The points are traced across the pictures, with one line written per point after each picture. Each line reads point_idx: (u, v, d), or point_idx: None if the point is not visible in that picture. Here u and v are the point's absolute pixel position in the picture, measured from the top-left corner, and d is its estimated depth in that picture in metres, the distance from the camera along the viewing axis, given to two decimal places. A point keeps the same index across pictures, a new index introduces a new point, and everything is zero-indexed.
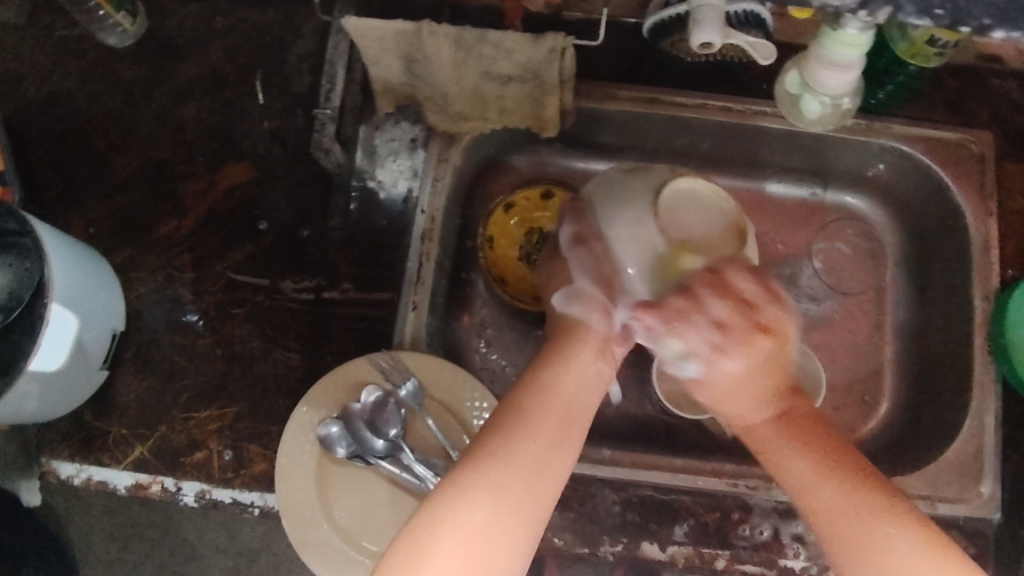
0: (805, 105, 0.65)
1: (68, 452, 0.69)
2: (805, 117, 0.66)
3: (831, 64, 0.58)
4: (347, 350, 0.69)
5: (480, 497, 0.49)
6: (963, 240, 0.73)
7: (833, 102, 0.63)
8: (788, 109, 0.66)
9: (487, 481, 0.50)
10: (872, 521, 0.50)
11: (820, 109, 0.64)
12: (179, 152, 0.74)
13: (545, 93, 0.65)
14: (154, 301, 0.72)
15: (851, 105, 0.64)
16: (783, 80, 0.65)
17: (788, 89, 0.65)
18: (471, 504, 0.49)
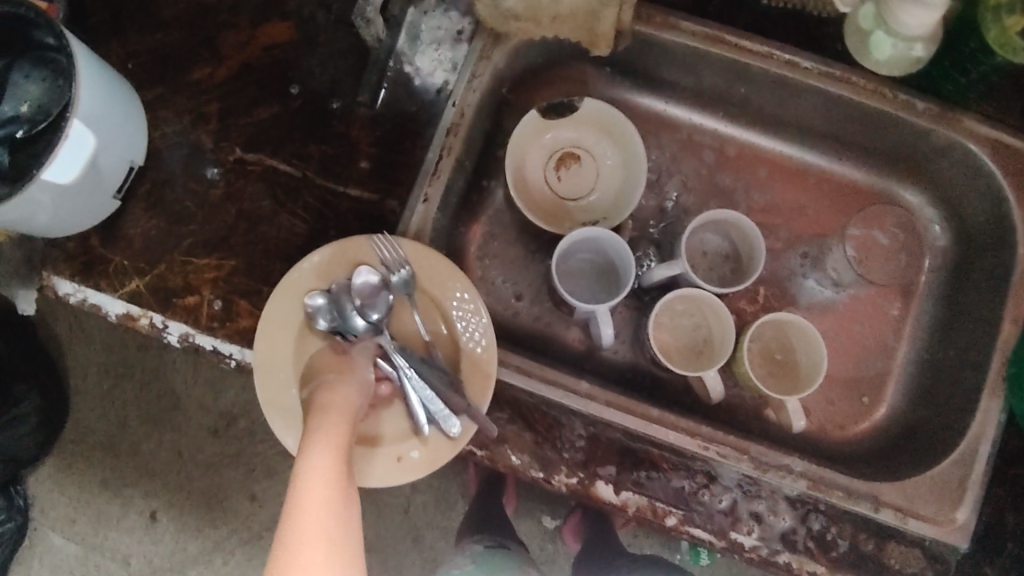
0: (875, 42, 0.65)
1: (69, 270, 0.69)
2: (872, 56, 0.66)
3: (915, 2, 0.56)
4: (351, 228, 0.69)
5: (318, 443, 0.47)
6: (1007, 258, 0.69)
7: (904, 44, 0.64)
8: (857, 44, 0.66)
9: (320, 432, 0.48)
10: None
11: (891, 50, 0.65)
12: (226, 1, 0.73)
13: (604, 4, 0.62)
14: (177, 143, 0.71)
15: (921, 53, 0.64)
16: (858, 14, 0.65)
17: (861, 21, 0.65)
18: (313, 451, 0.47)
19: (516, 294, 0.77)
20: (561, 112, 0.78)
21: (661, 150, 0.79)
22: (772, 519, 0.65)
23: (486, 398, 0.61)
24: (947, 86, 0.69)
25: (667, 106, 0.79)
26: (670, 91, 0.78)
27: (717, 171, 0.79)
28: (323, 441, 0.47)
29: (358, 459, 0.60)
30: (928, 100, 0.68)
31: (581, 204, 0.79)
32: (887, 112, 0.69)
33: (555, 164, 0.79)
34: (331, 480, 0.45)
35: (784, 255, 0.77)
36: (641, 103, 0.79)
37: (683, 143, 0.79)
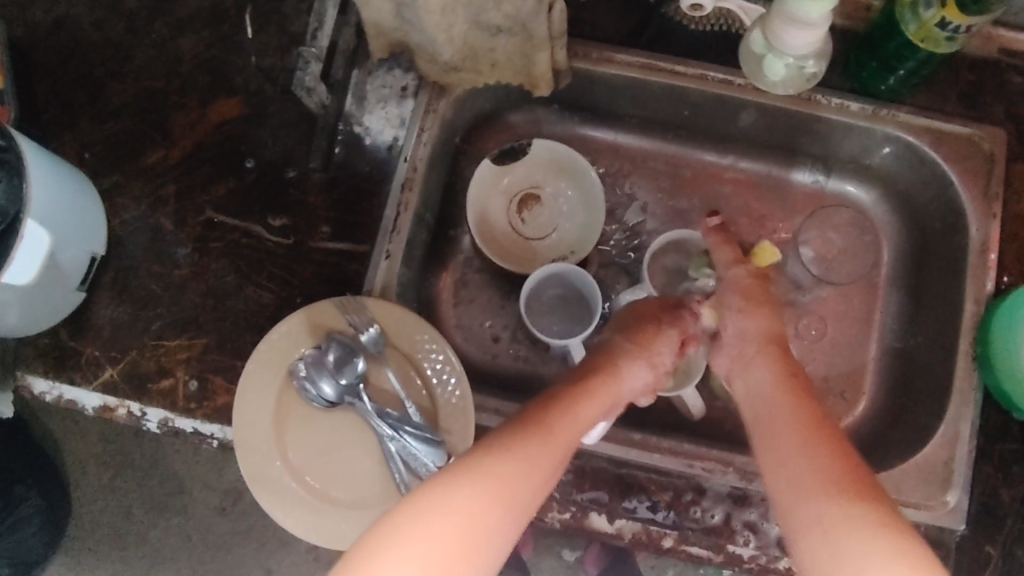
0: (768, 67, 0.64)
1: (43, 368, 0.69)
2: (767, 79, 0.65)
3: (799, 25, 0.57)
4: (319, 293, 0.70)
5: (473, 476, 0.47)
6: (961, 241, 0.70)
7: (797, 64, 0.63)
8: (752, 68, 0.65)
9: (504, 459, 0.48)
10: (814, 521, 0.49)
11: (784, 71, 0.64)
12: (173, 84, 0.74)
13: (535, 47, 0.64)
14: (137, 228, 0.72)
15: (814, 68, 0.64)
16: (750, 40, 0.64)
17: (754, 47, 0.64)
18: (471, 480, 0.47)
19: (493, 335, 0.78)
20: (512, 156, 0.80)
21: (618, 178, 0.81)
22: (766, 526, 0.65)
23: (469, 444, 0.62)
24: (882, 85, 0.70)
25: (617, 135, 0.81)
26: (618, 119, 0.80)
27: (675, 191, 0.81)
28: (488, 472, 0.47)
29: (346, 523, 0.61)
30: (862, 100, 0.70)
31: (548, 240, 0.81)
32: (825, 117, 0.71)
33: (517, 205, 0.81)
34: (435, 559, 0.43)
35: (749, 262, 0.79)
36: (590, 135, 0.81)
37: (636, 169, 0.81)
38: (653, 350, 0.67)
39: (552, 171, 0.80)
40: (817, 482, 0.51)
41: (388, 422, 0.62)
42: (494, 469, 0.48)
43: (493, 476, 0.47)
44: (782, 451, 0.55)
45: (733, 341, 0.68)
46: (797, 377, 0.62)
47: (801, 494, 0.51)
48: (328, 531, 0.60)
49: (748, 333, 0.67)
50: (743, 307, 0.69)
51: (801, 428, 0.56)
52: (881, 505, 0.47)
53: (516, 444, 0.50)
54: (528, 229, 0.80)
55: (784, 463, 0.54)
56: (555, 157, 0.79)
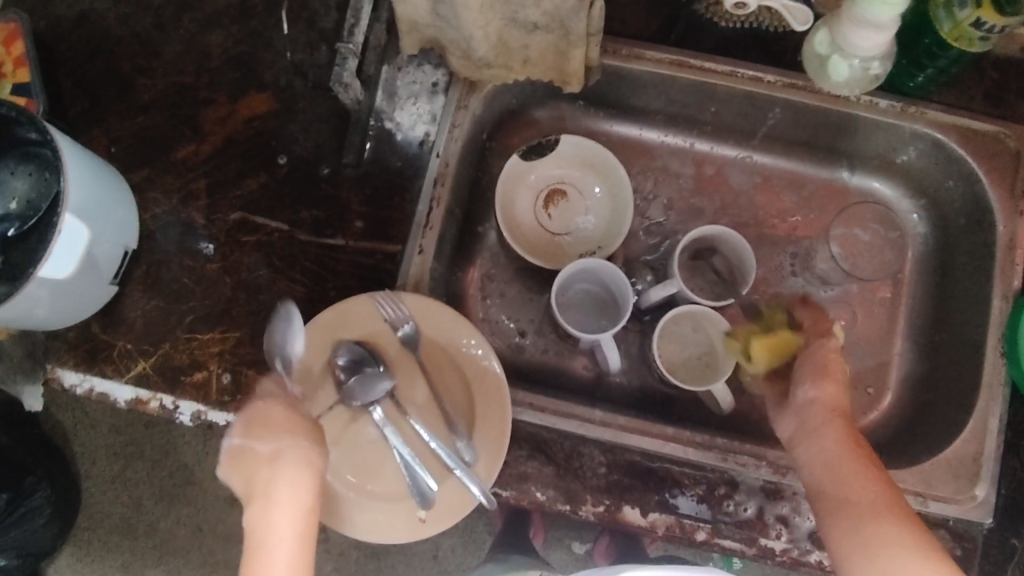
0: (833, 67, 0.65)
1: (73, 360, 0.69)
2: (831, 79, 0.66)
3: (867, 25, 0.58)
4: (351, 287, 0.70)
5: (283, 520, 0.44)
6: (988, 237, 0.71)
7: (863, 64, 0.63)
8: (815, 69, 0.66)
9: (278, 512, 0.44)
10: (915, 559, 0.45)
11: (849, 72, 0.64)
12: (203, 79, 0.74)
13: (571, 44, 0.64)
14: (168, 223, 0.72)
15: (880, 68, 0.64)
16: (813, 40, 0.65)
17: (817, 48, 0.65)
18: (274, 529, 0.43)
19: (520, 330, 0.79)
20: (540, 152, 0.80)
21: (641, 174, 0.82)
22: (798, 519, 0.65)
23: (505, 442, 0.62)
24: (909, 82, 0.71)
25: (642, 131, 0.81)
26: (644, 116, 0.80)
27: (700, 188, 0.81)
28: (287, 497, 0.45)
29: (376, 513, 0.62)
30: (891, 98, 0.71)
31: (572, 236, 0.81)
32: (855, 112, 0.72)
33: (544, 201, 0.81)
34: None
35: (773, 257, 0.80)
36: (616, 131, 0.81)
37: (661, 166, 0.82)
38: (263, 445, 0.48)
39: (580, 166, 0.80)
40: (887, 519, 0.47)
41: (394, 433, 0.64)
42: (277, 509, 0.44)
43: (288, 519, 0.44)
44: (863, 537, 0.47)
45: (798, 417, 0.57)
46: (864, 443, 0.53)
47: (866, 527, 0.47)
48: (363, 524, 0.61)
49: (810, 422, 0.55)
50: (826, 372, 0.56)
51: (894, 516, 0.47)
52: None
53: (275, 483, 0.45)
54: (558, 222, 0.81)
55: (883, 559, 0.46)
56: (584, 150, 0.79)
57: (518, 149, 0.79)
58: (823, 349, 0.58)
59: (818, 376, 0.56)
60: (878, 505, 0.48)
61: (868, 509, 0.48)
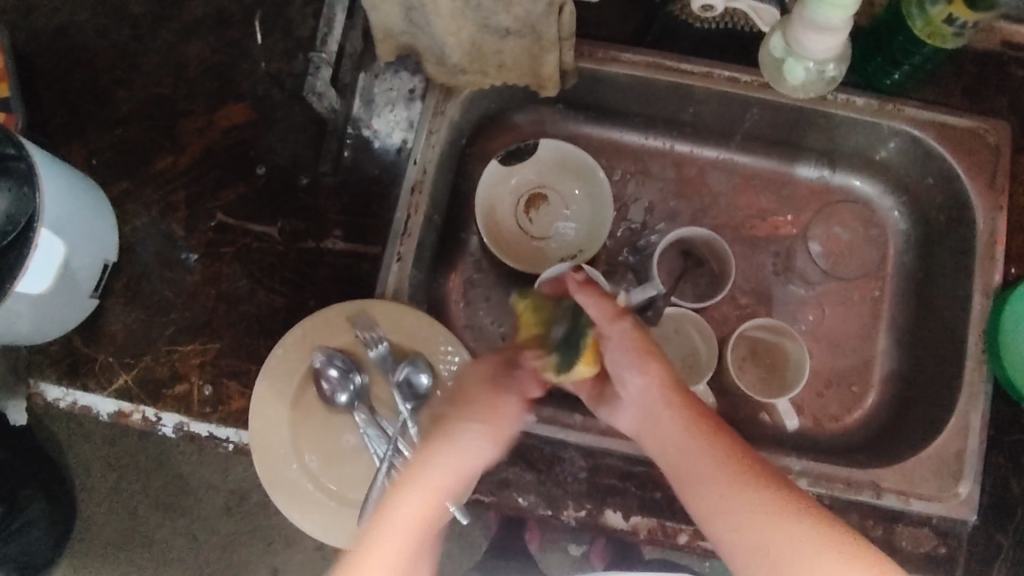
0: (788, 71, 0.65)
1: (56, 374, 0.70)
2: (787, 83, 0.66)
3: (817, 29, 0.58)
4: (331, 296, 0.71)
5: (426, 478, 0.53)
6: (969, 233, 0.71)
7: (818, 67, 0.64)
8: (772, 74, 0.66)
9: (430, 474, 0.53)
10: (784, 522, 0.50)
11: (804, 75, 0.65)
12: (180, 90, 0.74)
13: (544, 49, 0.64)
14: (148, 234, 0.72)
15: (834, 71, 0.64)
16: (768, 45, 0.65)
17: (772, 53, 0.65)
18: (404, 499, 0.52)
19: (503, 335, 0.78)
20: (519, 157, 0.80)
21: (623, 176, 0.82)
22: None
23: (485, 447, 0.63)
24: (886, 80, 0.70)
25: (623, 133, 0.81)
26: (624, 118, 0.80)
27: (681, 189, 0.81)
28: (449, 461, 0.54)
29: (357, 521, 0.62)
30: (868, 96, 0.71)
31: (554, 240, 0.81)
32: (832, 111, 0.72)
33: (525, 205, 0.81)
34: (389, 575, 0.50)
35: (756, 257, 0.80)
36: (597, 134, 0.81)
37: (642, 167, 0.81)
38: (499, 412, 0.57)
39: (558, 169, 0.80)
40: (739, 482, 0.53)
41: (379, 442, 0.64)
42: (427, 477, 0.53)
43: (423, 487, 0.53)
44: (734, 515, 0.52)
45: (636, 407, 0.59)
46: (694, 405, 0.58)
47: (727, 497, 0.52)
48: (346, 533, 0.62)
49: (652, 408, 0.58)
50: (642, 361, 0.59)
51: (733, 472, 0.53)
52: (815, 516, 0.51)
53: (439, 439, 0.55)
54: (537, 225, 0.81)
55: (742, 518, 0.51)
56: (562, 153, 0.79)
57: (496, 155, 0.78)
58: (622, 330, 0.59)
59: (626, 358, 0.59)
60: (719, 468, 0.54)
61: (711, 473, 0.54)
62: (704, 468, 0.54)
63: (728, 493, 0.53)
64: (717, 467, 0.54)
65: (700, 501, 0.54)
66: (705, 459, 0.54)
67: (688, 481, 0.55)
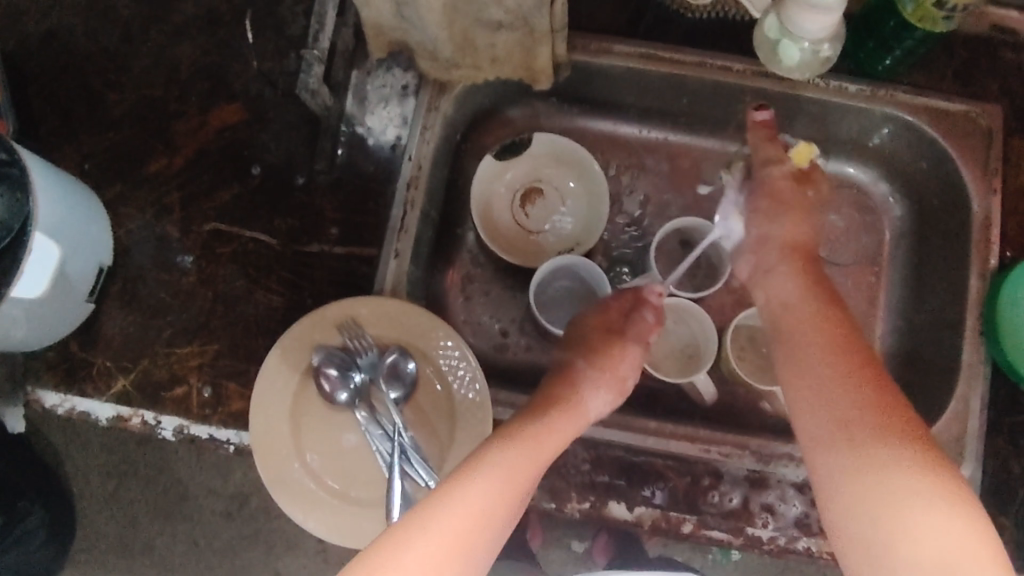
0: (783, 51, 0.65)
1: (53, 380, 0.69)
2: (783, 64, 0.66)
3: (811, 6, 0.58)
4: (329, 295, 0.70)
5: (540, 435, 0.55)
6: (964, 217, 0.71)
7: (812, 48, 0.64)
8: (767, 54, 0.66)
9: (554, 435, 0.56)
10: (878, 450, 0.48)
11: (799, 55, 0.65)
12: (172, 91, 0.74)
13: (536, 42, 0.64)
14: (143, 237, 0.72)
15: (829, 51, 0.64)
16: (763, 25, 0.65)
17: (766, 33, 0.65)
18: (514, 451, 0.53)
19: (502, 330, 0.78)
20: (513, 152, 0.80)
21: (617, 169, 0.82)
22: (783, 507, 0.65)
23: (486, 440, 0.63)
24: (879, 66, 0.71)
25: (617, 126, 0.81)
26: (618, 110, 0.80)
27: (676, 182, 0.81)
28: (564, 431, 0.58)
29: (361, 518, 0.62)
30: (860, 82, 0.71)
31: (551, 234, 0.81)
32: (824, 98, 0.72)
33: (521, 200, 0.81)
34: (490, 500, 0.49)
35: None
36: (591, 126, 0.81)
37: (637, 159, 0.82)
38: (615, 368, 0.66)
39: (553, 163, 0.80)
40: (857, 414, 0.51)
41: (379, 437, 0.64)
42: (548, 436, 0.56)
43: (544, 445, 0.55)
44: (851, 444, 0.50)
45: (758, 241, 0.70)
46: (852, 339, 0.58)
47: (836, 433, 0.51)
48: (350, 530, 0.62)
49: (787, 307, 0.63)
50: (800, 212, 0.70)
51: (871, 409, 0.51)
52: (954, 484, 0.45)
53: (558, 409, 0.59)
54: (535, 219, 0.81)
55: (847, 462, 0.49)
56: (556, 147, 0.79)
57: (489, 152, 0.79)
58: (765, 175, 0.71)
59: (773, 205, 0.70)
60: (848, 403, 0.52)
61: (834, 429, 0.52)
62: (824, 386, 0.55)
63: (829, 432, 0.52)
64: (826, 421, 0.53)
65: (810, 431, 0.53)
66: (817, 410, 0.54)
67: (801, 419, 0.55)
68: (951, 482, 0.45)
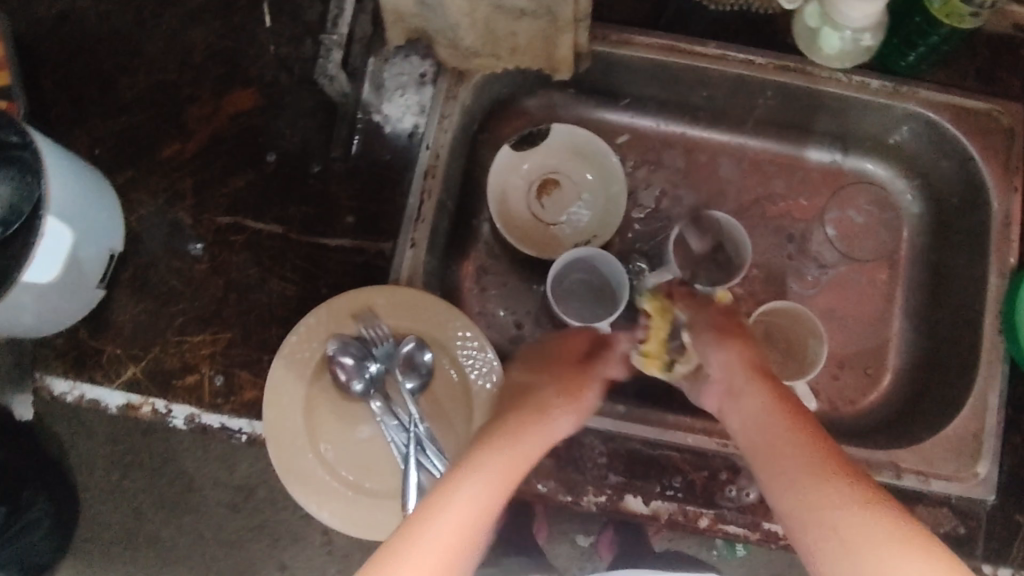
0: (823, 39, 0.67)
1: (62, 367, 0.68)
2: (822, 52, 0.68)
3: None
4: (344, 284, 0.69)
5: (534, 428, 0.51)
6: (984, 215, 0.71)
7: (853, 36, 0.66)
8: (807, 43, 0.69)
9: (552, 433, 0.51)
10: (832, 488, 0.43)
11: (839, 44, 0.67)
12: (186, 76, 0.73)
13: (558, 30, 0.63)
14: (155, 224, 0.71)
15: (869, 41, 0.66)
16: (803, 13, 0.68)
17: (808, 21, 0.68)
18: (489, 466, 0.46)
19: (516, 322, 0.78)
20: (531, 142, 0.78)
21: (634, 162, 0.81)
22: None
23: None
24: (902, 61, 0.70)
25: (634, 118, 0.81)
26: (636, 103, 0.79)
27: (692, 177, 0.81)
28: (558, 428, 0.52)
29: (379, 510, 0.61)
30: (883, 78, 0.70)
31: (566, 225, 0.80)
32: (845, 94, 0.71)
33: (537, 190, 0.80)
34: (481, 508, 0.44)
35: (771, 242, 0.79)
36: (607, 118, 0.81)
37: (654, 152, 0.81)
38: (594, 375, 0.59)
39: (571, 154, 0.79)
40: (796, 449, 0.46)
41: (396, 429, 0.64)
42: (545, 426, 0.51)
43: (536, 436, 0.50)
44: (787, 476, 0.45)
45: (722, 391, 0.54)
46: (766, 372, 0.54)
47: (777, 455, 0.47)
48: (365, 522, 0.61)
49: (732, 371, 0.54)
50: (718, 339, 0.57)
51: (799, 459, 0.45)
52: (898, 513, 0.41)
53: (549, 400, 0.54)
54: (551, 209, 0.80)
55: (802, 486, 0.44)
56: (576, 138, 0.78)
57: (506, 143, 0.77)
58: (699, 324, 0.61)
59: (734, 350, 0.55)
60: (779, 436, 0.47)
61: (776, 451, 0.47)
62: (741, 402, 0.52)
63: (782, 440, 0.47)
64: (778, 437, 0.47)
65: (754, 443, 0.49)
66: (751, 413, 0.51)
67: (747, 432, 0.50)
68: (897, 519, 0.41)
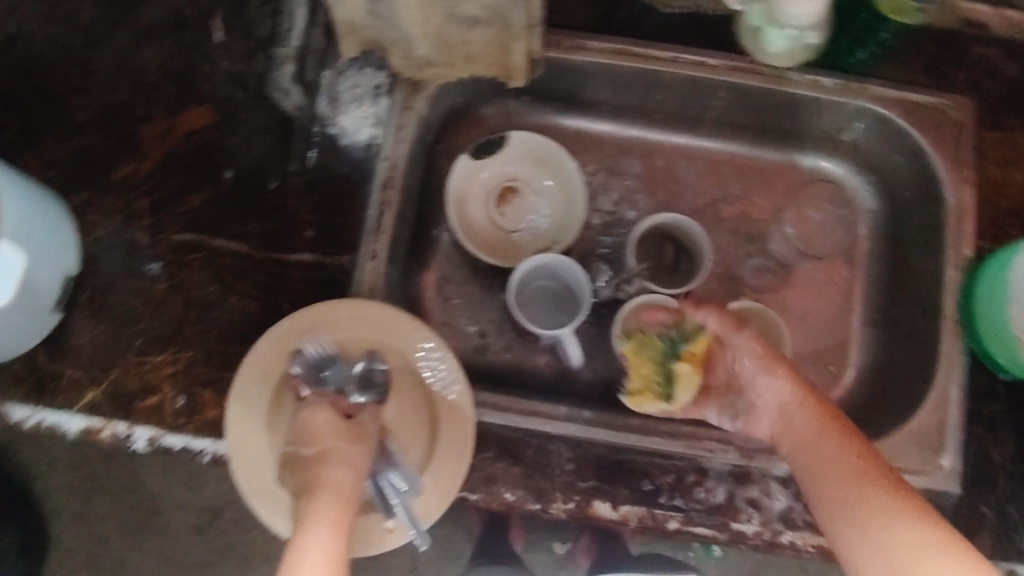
0: (766, 38, 0.65)
1: (20, 394, 0.67)
2: (765, 52, 0.67)
3: None
4: (306, 298, 0.69)
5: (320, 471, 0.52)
6: (939, 209, 0.72)
7: (796, 35, 0.64)
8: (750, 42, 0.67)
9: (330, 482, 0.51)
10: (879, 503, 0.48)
11: (783, 43, 0.65)
12: (139, 95, 0.72)
13: (512, 38, 0.63)
14: (112, 245, 0.70)
15: (813, 40, 0.64)
16: (747, 13, 0.66)
17: (751, 20, 0.66)
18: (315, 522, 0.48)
19: (480, 331, 0.77)
20: (488, 149, 0.78)
21: (593, 167, 0.81)
22: (768, 501, 0.65)
23: (470, 439, 0.62)
24: (851, 59, 0.71)
25: (591, 124, 0.81)
26: (593, 109, 0.80)
27: (651, 180, 0.81)
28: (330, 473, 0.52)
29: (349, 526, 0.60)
30: (834, 75, 0.71)
31: (526, 233, 0.80)
32: (797, 93, 0.72)
33: (495, 199, 0.80)
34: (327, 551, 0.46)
35: (732, 242, 0.80)
36: (565, 124, 0.81)
37: (612, 157, 0.81)
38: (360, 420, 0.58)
39: (529, 161, 0.80)
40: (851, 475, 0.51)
41: None
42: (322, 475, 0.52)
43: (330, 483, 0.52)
44: (856, 505, 0.49)
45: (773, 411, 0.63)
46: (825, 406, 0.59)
47: (837, 484, 0.52)
48: None
49: (787, 407, 0.61)
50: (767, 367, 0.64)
51: (877, 491, 0.49)
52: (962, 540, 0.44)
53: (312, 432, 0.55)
54: (509, 216, 0.80)
55: (866, 514, 0.48)
56: (533, 146, 0.78)
57: (463, 154, 0.77)
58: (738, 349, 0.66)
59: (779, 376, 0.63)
60: (850, 462, 0.52)
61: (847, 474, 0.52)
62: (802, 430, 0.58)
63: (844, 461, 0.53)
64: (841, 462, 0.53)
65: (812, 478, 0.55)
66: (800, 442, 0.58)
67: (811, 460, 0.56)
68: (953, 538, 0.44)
